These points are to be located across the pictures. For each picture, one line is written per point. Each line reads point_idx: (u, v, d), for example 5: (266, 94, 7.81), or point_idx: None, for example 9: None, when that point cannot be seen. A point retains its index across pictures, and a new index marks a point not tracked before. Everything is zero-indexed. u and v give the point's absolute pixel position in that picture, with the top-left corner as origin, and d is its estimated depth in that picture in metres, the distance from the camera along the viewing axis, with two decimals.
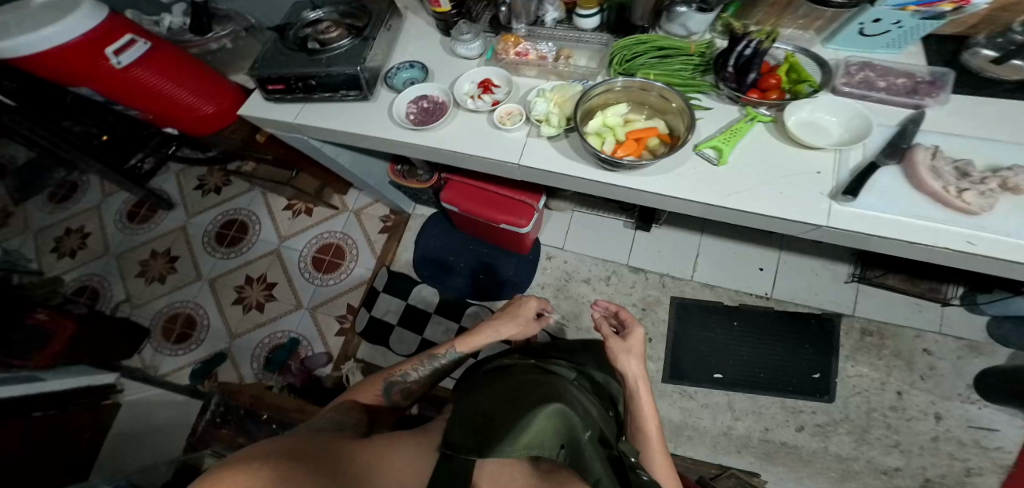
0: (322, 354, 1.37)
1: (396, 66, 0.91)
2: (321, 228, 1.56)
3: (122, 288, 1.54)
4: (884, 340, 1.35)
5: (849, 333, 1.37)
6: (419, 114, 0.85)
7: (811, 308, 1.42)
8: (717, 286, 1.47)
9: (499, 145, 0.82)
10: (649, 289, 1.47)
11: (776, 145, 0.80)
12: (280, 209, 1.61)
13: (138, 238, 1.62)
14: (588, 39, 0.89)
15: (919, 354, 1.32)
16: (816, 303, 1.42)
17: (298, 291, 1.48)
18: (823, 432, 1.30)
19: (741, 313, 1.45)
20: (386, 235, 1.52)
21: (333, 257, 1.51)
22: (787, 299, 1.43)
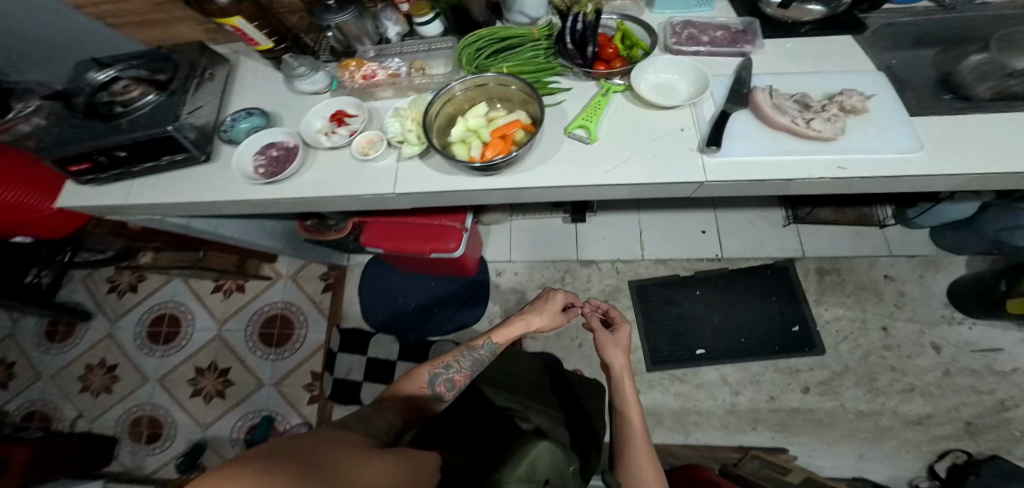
0: (300, 425, 1.37)
1: (232, 117, 0.90)
2: (258, 302, 1.56)
3: (73, 407, 1.51)
4: (843, 276, 1.57)
5: (808, 275, 1.58)
6: (267, 165, 0.83)
7: (763, 259, 1.57)
8: (669, 260, 1.49)
9: (366, 178, 0.82)
10: (605, 279, 1.52)
11: (634, 111, 0.83)
12: (209, 293, 1.60)
13: (66, 358, 1.58)
14: (437, 47, 0.92)
15: (885, 282, 1.53)
16: (766, 253, 1.57)
17: (257, 370, 1.48)
18: (832, 389, 1.42)
19: (700, 281, 1.55)
20: (330, 292, 1.54)
21: (282, 328, 1.52)
22: (737, 255, 1.56)
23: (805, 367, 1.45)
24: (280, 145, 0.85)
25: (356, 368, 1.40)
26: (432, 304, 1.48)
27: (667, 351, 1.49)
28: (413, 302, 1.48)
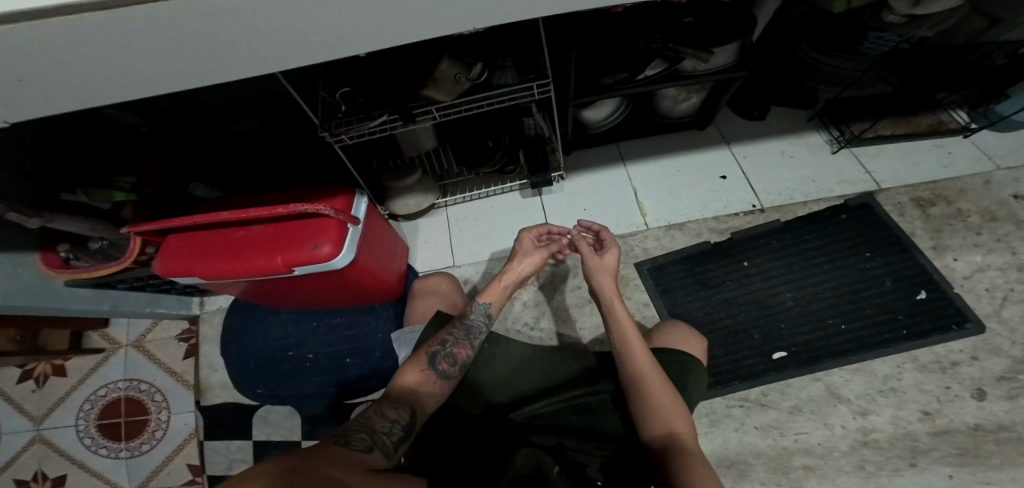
0: None
1: None
2: (85, 386, 0.95)
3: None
4: (954, 206, 1.12)
5: (907, 213, 1.11)
6: None
7: (827, 198, 1.09)
8: (685, 221, 1.03)
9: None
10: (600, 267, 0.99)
11: None
12: (11, 384, 0.96)
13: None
14: None
15: (1011, 203, 1.11)
16: (826, 189, 1.10)
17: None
18: (1016, 384, 0.91)
19: (744, 249, 1.02)
20: (190, 357, 0.95)
21: (131, 416, 0.91)
22: (786, 201, 1.07)
23: (963, 356, 0.95)
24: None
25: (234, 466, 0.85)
26: (343, 353, 0.92)
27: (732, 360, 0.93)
28: (309, 352, 0.92)
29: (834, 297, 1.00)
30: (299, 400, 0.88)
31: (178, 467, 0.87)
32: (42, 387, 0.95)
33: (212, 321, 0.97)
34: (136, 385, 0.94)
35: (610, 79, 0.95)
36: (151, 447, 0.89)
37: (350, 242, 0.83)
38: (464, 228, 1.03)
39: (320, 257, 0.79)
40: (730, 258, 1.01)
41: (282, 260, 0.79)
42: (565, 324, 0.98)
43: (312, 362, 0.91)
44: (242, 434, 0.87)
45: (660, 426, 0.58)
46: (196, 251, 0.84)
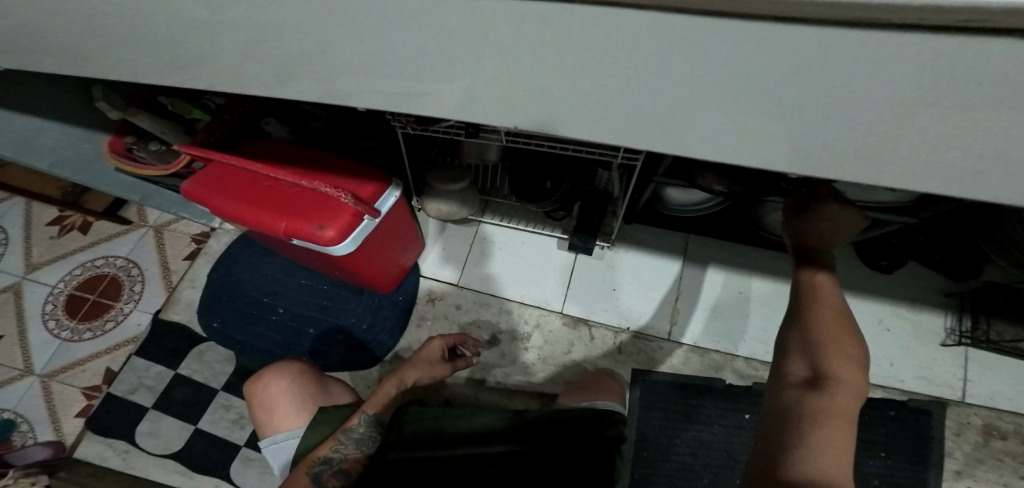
0: (45, 447, 0.82)
1: None
2: (87, 253, 1.01)
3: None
4: None
5: (965, 434, 0.92)
6: None
7: (890, 392, 0.93)
8: (710, 350, 0.91)
9: None
10: (593, 356, 0.90)
11: None
12: (43, 223, 1.05)
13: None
14: None
15: None
16: (891, 380, 0.93)
17: (25, 349, 0.92)
18: None
19: (756, 403, 0.87)
20: (190, 261, 0.98)
21: (100, 298, 0.96)
22: None
23: None
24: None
25: (145, 386, 0.87)
26: (307, 321, 0.92)
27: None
28: (281, 304, 0.93)
29: None
30: (242, 347, 0.90)
31: (97, 368, 0.89)
32: (63, 237, 1.03)
33: (221, 239, 1.00)
34: (127, 268, 0.99)
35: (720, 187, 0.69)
36: (93, 336, 0.92)
37: (360, 231, 0.74)
38: (481, 255, 0.97)
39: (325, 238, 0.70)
40: (730, 405, 0.87)
41: (288, 228, 0.71)
42: None
43: (278, 317, 0.92)
44: (168, 361, 0.89)
45: (802, 354, 0.40)
46: (220, 181, 0.75)
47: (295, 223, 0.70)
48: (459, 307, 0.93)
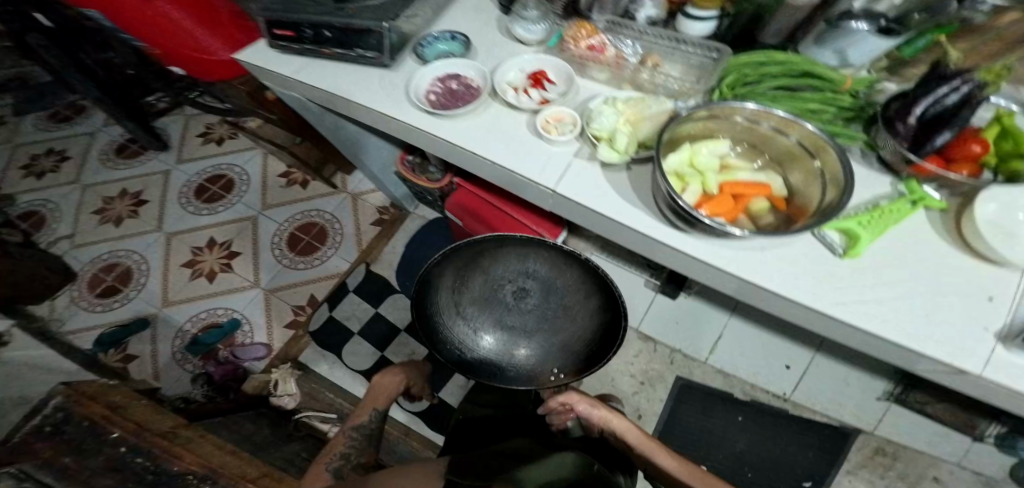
0: (258, 347, 1.39)
1: (433, 35, 0.92)
2: (308, 203, 1.65)
3: (73, 226, 1.67)
4: (895, 462, 1.19)
5: (860, 448, 1.21)
6: (444, 93, 0.86)
7: (827, 417, 1.24)
8: (731, 374, 1.28)
9: (539, 152, 0.79)
10: (655, 362, 1.31)
11: (931, 245, 0.69)
12: (274, 175, 1.72)
13: (40, 136, 1.87)
14: (688, 46, 0.85)
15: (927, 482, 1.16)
16: (834, 411, 1.23)
17: (256, 270, 1.54)
18: None
19: (747, 408, 1.27)
20: (377, 227, 1.58)
21: (311, 239, 1.59)
22: (804, 403, 1.24)
23: None
24: (461, 80, 0.87)
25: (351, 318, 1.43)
26: None
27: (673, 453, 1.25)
28: None
29: (760, 455, 1.23)
30: None
31: (301, 293, 1.49)
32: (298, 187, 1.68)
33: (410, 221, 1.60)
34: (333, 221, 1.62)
35: (515, 283, 0.95)
36: (303, 268, 1.53)
37: None
38: None
39: None
40: (729, 407, 1.27)
41: None
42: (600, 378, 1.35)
43: None
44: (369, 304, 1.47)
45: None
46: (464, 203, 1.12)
47: None
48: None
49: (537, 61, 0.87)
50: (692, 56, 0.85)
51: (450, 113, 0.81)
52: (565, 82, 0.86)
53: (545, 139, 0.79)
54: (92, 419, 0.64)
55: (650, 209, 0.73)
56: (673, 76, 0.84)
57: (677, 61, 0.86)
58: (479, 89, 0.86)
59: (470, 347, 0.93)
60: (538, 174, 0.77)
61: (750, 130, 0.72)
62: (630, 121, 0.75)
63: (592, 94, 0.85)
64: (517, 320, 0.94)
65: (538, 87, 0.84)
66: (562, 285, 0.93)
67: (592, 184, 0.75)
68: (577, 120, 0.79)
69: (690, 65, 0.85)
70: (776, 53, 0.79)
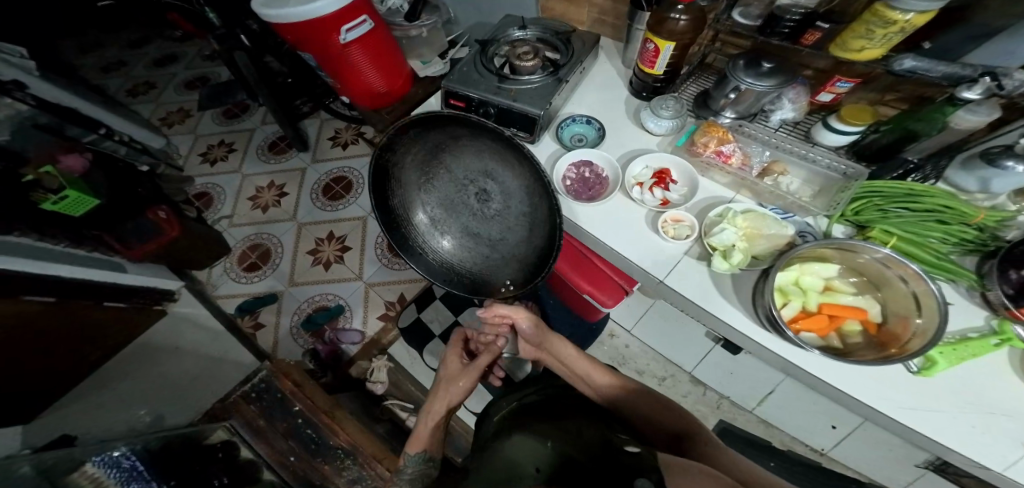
0: (354, 334, 1.86)
1: (571, 118, 1.11)
2: None
3: (231, 208, 2.25)
4: None
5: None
6: (578, 181, 1.03)
7: (857, 472, 1.43)
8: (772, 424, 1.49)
9: (650, 247, 0.95)
10: (700, 406, 1.58)
11: (1007, 379, 0.78)
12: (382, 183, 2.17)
13: (219, 129, 2.54)
14: (815, 159, 0.92)
15: None
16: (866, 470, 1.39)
17: (361, 266, 2.03)
18: None
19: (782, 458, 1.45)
20: None
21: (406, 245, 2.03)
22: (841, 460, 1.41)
23: None
24: (595, 169, 1.04)
25: None
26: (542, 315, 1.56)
27: None
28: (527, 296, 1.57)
29: None
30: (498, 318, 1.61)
31: (396, 290, 1.96)
32: None
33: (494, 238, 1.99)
34: None
35: (476, 185, 0.91)
36: (399, 270, 2.00)
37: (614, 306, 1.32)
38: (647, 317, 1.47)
39: (605, 306, 1.32)
40: (765, 453, 1.45)
41: (588, 290, 1.33)
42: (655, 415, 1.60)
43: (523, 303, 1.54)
44: None
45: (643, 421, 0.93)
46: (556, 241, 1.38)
47: (594, 290, 1.32)
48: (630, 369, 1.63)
49: (663, 160, 1.01)
50: (822, 170, 0.92)
51: (576, 203, 0.99)
52: (687, 183, 0.99)
53: (654, 231, 0.96)
54: (282, 394, 1.44)
55: (746, 313, 0.87)
56: (792, 186, 0.93)
57: (807, 173, 0.94)
58: (607, 182, 1.02)
59: (423, 241, 0.97)
60: (646, 261, 0.93)
61: (865, 264, 0.82)
62: (744, 235, 0.88)
63: (715, 199, 0.97)
64: (477, 225, 0.94)
65: (661, 187, 0.99)
66: (515, 190, 0.88)
67: (694, 279, 0.91)
68: (695, 226, 0.94)
69: (811, 177, 0.93)
70: (916, 185, 0.83)
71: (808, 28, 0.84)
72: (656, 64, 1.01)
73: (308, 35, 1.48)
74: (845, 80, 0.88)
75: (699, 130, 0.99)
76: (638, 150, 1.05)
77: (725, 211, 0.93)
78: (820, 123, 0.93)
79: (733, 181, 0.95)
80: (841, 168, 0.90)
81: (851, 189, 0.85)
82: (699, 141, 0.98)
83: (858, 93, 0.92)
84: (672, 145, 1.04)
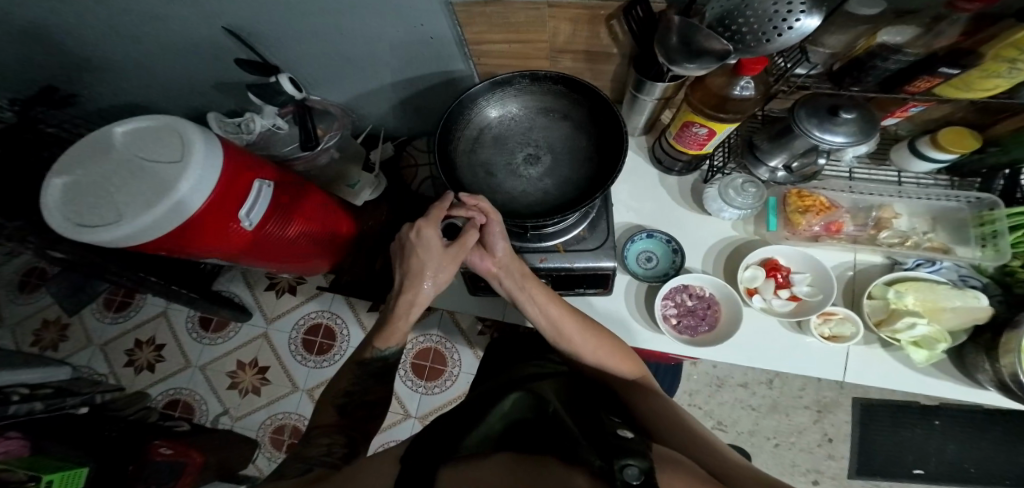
0: None
1: (632, 235, 0.88)
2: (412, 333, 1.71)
3: (218, 402, 1.70)
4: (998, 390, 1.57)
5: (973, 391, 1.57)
6: (680, 314, 0.83)
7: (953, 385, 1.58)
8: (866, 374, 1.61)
9: (818, 355, 0.79)
10: (825, 392, 1.63)
11: None
12: (364, 310, 1.74)
13: (119, 329, 1.78)
14: (926, 194, 0.83)
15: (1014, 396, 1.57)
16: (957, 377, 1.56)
17: (402, 401, 1.65)
18: (946, 478, 1.55)
19: (890, 402, 1.60)
20: (485, 339, 1.69)
21: (433, 364, 1.68)
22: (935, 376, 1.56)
23: (925, 467, 1.56)
24: (690, 291, 0.84)
25: None
26: None
27: (863, 453, 1.58)
28: None
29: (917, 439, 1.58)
30: None
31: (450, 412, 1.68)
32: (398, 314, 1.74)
33: None
34: (443, 341, 1.70)
35: (531, 148, 0.82)
36: (439, 391, 1.65)
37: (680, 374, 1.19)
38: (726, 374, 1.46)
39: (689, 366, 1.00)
40: (893, 412, 1.59)
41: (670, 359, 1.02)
42: (777, 414, 1.64)
43: None
44: None
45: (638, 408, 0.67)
46: None
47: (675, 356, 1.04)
48: (733, 387, 1.65)
49: (767, 250, 0.82)
50: (934, 201, 0.83)
51: (699, 346, 0.80)
52: (812, 268, 0.81)
53: (806, 333, 0.80)
54: None
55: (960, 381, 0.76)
56: (915, 230, 0.83)
57: (920, 208, 0.84)
58: (715, 302, 0.83)
59: (446, 134, 0.79)
60: (819, 372, 0.79)
61: None
62: (927, 316, 0.74)
63: (842, 268, 0.83)
64: (498, 170, 0.81)
65: (781, 283, 0.81)
66: (557, 176, 0.80)
67: (885, 372, 0.78)
68: (856, 319, 0.77)
69: (918, 211, 0.84)
70: None
71: (923, 75, 0.65)
72: (707, 144, 0.79)
73: (192, 242, 0.84)
74: (923, 106, 0.73)
75: (786, 204, 0.84)
76: (723, 242, 0.87)
77: (871, 287, 0.78)
78: (907, 147, 0.80)
79: (852, 246, 0.81)
80: (960, 197, 0.82)
81: (1000, 222, 0.75)
82: (799, 221, 0.82)
83: (928, 112, 0.78)
84: (761, 228, 0.85)
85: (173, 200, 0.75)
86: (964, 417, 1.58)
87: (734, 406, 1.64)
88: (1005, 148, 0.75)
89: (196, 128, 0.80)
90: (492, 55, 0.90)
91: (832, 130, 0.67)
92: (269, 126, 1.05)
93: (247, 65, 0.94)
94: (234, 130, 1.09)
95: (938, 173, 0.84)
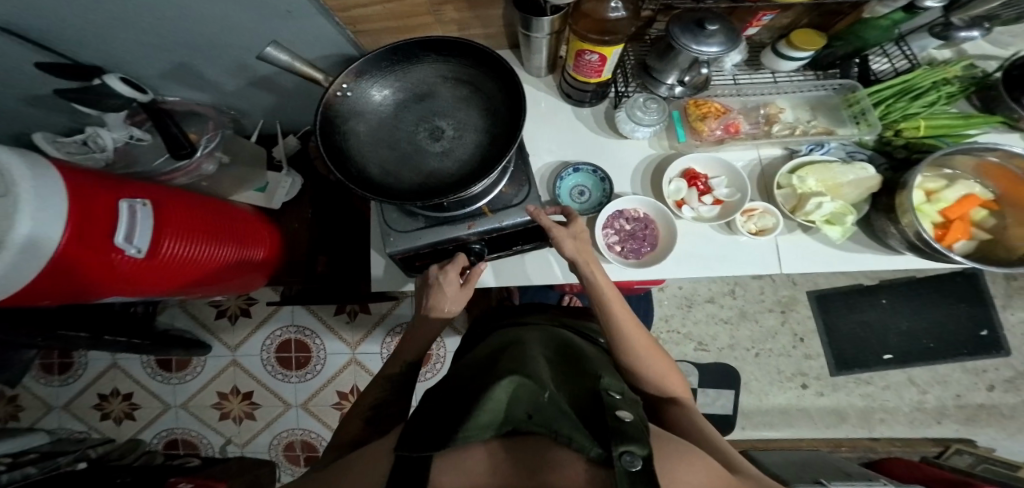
0: None
1: (558, 171, 0.87)
2: (389, 323, 1.72)
3: (216, 434, 1.70)
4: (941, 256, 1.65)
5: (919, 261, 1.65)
6: (621, 240, 0.84)
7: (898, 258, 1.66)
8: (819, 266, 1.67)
9: (749, 259, 0.82)
10: (783, 290, 1.70)
11: None
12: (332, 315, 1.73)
13: (75, 389, 1.73)
14: (802, 89, 0.85)
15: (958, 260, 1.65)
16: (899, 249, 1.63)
17: None
18: (914, 352, 1.64)
19: (846, 288, 1.68)
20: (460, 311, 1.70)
21: None
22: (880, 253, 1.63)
23: (896, 350, 1.64)
24: (626, 215, 0.85)
25: None
26: None
27: (831, 342, 1.67)
28: None
29: (882, 323, 1.66)
30: None
31: None
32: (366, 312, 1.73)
33: None
34: None
35: (447, 128, 0.78)
36: (432, 374, 1.67)
37: None
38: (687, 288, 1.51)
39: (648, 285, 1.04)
40: (850, 296, 1.68)
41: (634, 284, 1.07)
42: (745, 320, 1.70)
43: None
44: None
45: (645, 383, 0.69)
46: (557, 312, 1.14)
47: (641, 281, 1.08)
48: (700, 305, 1.71)
49: (685, 160, 0.84)
50: (808, 92, 0.85)
51: (645, 267, 0.82)
52: (728, 173, 0.83)
53: (737, 233, 0.82)
54: None
55: (889, 256, 0.80)
56: (801, 120, 0.83)
57: (800, 102, 0.85)
58: (651, 221, 0.85)
59: (420, 55, 0.75)
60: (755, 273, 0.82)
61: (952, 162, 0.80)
62: (831, 195, 0.77)
63: (748, 167, 0.85)
64: (408, 116, 0.78)
65: (704, 190, 0.83)
66: (441, 161, 0.76)
67: (813, 257, 0.81)
68: (774, 211, 0.80)
69: (802, 103, 0.85)
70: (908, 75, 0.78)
71: None
72: (604, 69, 0.77)
73: (69, 282, 0.79)
74: (774, 12, 0.72)
75: (688, 115, 0.84)
76: (641, 166, 0.88)
77: (778, 178, 0.81)
78: (771, 51, 0.81)
79: (752, 145, 0.83)
80: (826, 85, 0.84)
81: (864, 102, 0.79)
82: (702, 128, 0.82)
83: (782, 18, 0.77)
84: (673, 141, 0.86)
85: (19, 237, 0.68)
86: (914, 288, 1.66)
87: (705, 319, 1.71)
88: (846, 41, 0.79)
89: (14, 157, 0.72)
90: (368, 22, 0.84)
91: (705, 42, 0.64)
92: (123, 138, 1.00)
93: (53, 69, 0.87)
94: (85, 151, 1.03)
95: (804, 69, 0.86)
